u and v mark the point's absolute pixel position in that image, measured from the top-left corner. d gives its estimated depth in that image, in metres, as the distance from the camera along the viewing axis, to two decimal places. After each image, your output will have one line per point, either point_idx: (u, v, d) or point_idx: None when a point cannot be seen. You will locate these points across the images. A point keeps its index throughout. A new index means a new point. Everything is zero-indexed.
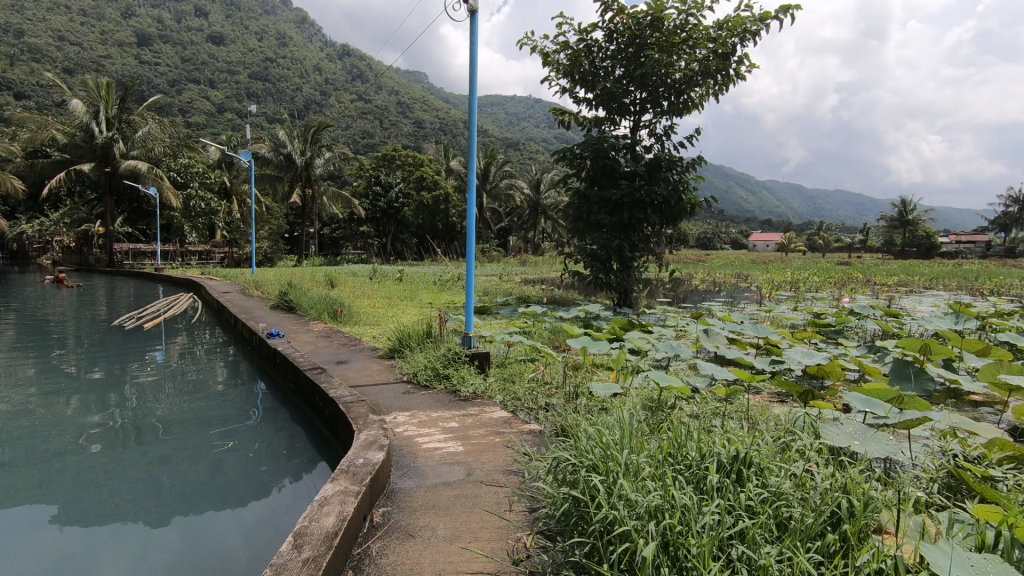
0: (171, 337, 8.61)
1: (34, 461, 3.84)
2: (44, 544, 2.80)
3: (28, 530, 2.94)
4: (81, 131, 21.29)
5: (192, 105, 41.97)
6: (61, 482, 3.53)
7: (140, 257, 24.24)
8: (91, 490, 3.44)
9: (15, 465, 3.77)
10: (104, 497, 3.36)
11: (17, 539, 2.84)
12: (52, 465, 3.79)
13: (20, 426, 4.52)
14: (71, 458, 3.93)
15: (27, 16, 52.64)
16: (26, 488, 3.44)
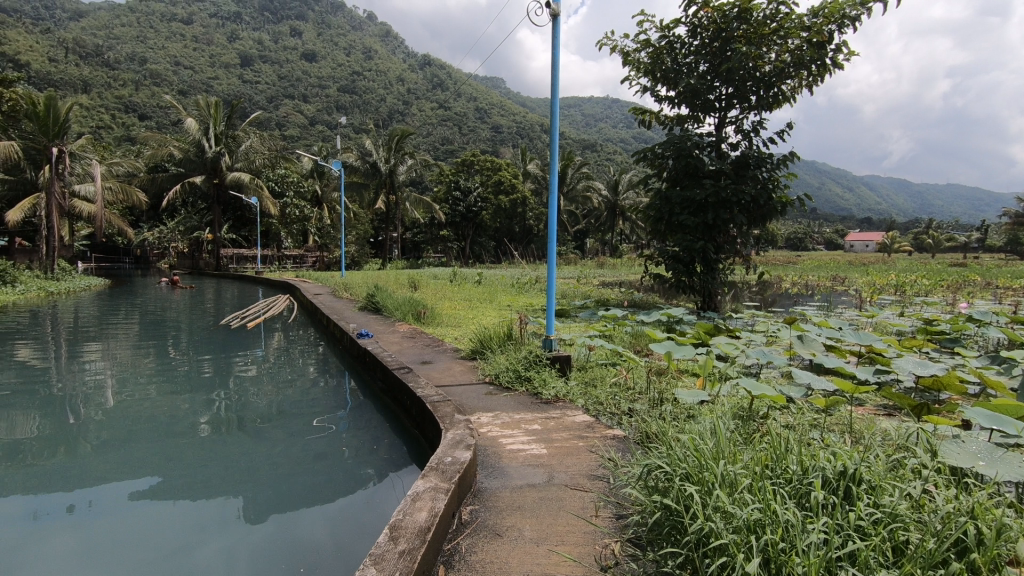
0: (270, 337, 9.27)
1: (152, 448, 4.28)
2: (160, 526, 3.09)
3: (148, 511, 3.26)
4: (193, 147, 23.48)
5: (288, 119, 45.08)
6: (175, 469, 3.89)
7: (242, 261, 26.32)
8: (201, 477, 3.77)
9: (137, 451, 4.22)
10: (211, 484, 3.68)
11: (137, 520, 3.15)
12: (168, 453, 4.20)
13: (141, 416, 5.04)
14: (182, 446, 4.34)
15: (149, 46, 58.81)
16: (147, 473, 3.84)
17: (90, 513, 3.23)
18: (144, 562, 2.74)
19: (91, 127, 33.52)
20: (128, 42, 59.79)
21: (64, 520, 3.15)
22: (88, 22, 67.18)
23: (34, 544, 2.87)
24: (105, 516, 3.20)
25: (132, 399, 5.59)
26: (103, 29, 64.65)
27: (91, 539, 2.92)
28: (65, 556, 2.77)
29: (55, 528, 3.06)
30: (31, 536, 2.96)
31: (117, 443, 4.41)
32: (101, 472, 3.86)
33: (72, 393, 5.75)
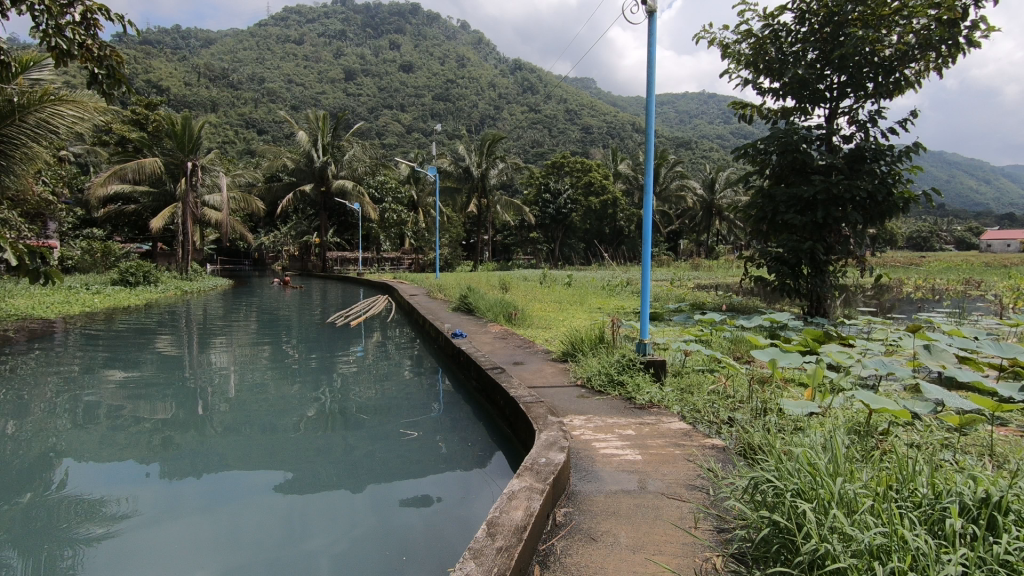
0: (370, 334, 9.81)
1: (267, 435, 4.67)
2: (272, 508, 3.37)
3: (262, 495, 3.56)
4: (304, 157, 25.38)
5: (387, 128, 47.50)
6: (286, 456, 4.23)
7: (346, 263, 28.04)
8: (309, 464, 4.07)
9: (254, 437, 4.63)
10: (316, 471, 3.96)
11: (254, 502, 3.45)
12: (279, 440, 4.57)
13: (258, 405, 5.52)
14: (292, 434, 4.70)
15: (267, 67, 64.43)
16: (262, 457, 4.20)
17: (214, 493, 3.58)
18: (259, 540, 2.99)
19: (218, 142, 37.25)
20: (250, 64, 65.92)
21: (194, 498, 3.51)
22: (217, 48, 74.89)
23: (169, 520, 3.23)
24: (227, 496, 3.53)
25: (249, 389, 6.14)
26: (229, 54, 71.78)
27: (214, 518, 3.23)
28: (193, 531, 3.09)
29: (186, 506, 3.42)
30: (166, 512, 3.33)
31: (237, 429, 4.86)
32: (224, 455, 4.27)
33: (201, 382, 6.42)
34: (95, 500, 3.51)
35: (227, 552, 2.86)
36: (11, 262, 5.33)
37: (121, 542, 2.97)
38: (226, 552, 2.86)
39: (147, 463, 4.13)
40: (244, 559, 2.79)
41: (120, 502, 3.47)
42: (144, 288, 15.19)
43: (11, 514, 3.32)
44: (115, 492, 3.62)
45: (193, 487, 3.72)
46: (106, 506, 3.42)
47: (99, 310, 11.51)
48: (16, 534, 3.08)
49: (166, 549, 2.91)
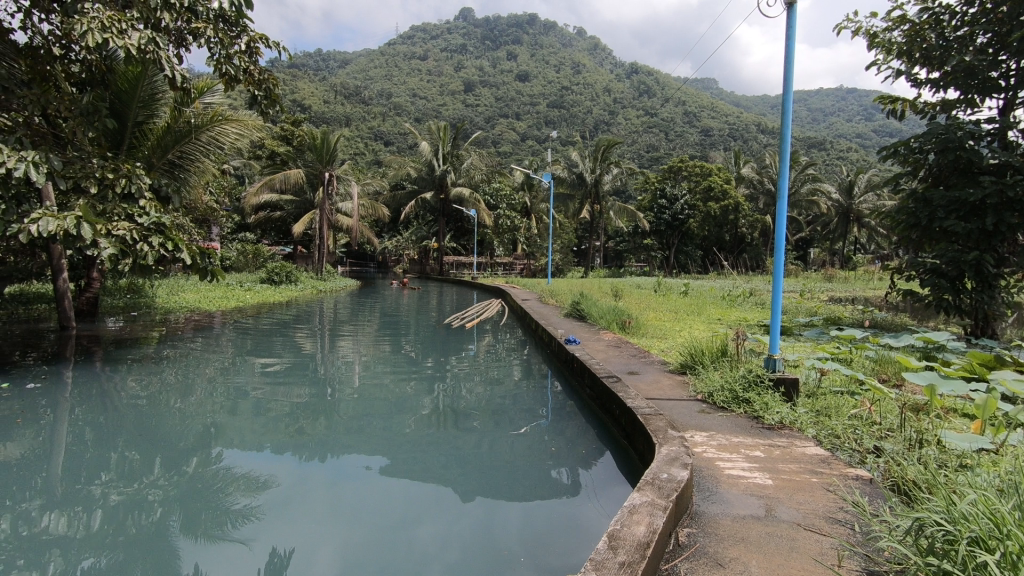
0: (482, 337, 10.11)
1: (383, 427, 5.00)
2: (388, 499, 3.60)
3: (378, 483, 3.82)
4: (426, 167, 26.81)
5: (503, 136, 48.83)
6: (399, 448, 4.50)
7: (461, 267, 29.16)
8: (420, 458, 4.29)
9: (373, 428, 4.97)
10: (428, 465, 4.15)
11: (371, 492, 3.69)
12: (393, 432, 4.87)
13: (378, 399, 5.92)
14: (405, 427, 4.99)
15: (395, 83, 69.17)
16: (379, 448, 4.51)
17: (337, 480, 3.88)
18: (374, 530, 3.19)
19: (350, 154, 40.54)
20: (379, 81, 71.35)
21: (319, 484, 3.83)
22: (351, 68, 82.05)
23: (298, 503, 3.56)
24: (348, 484, 3.81)
25: (370, 384, 6.56)
26: (362, 72, 78.11)
27: (337, 505, 3.50)
28: (319, 517, 3.37)
29: (313, 490, 3.74)
30: (296, 495, 3.67)
31: (358, 420, 5.24)
32: (347, 443, 4.62)
33: (330, 376, 6.96)
34: (239, 477, 3.96)
35: (348, 540, 3.08)
36: (187, 263, 6.15)
37: (259, 523, 3.31)
38: (347, 541, 3.09)
39: (281, 445, 4.58)
40: (361, 551, 2.98)
41: (260, 482, 3.89)
42: (286, 287, 16.84)
43: (179, 483, 3.88)
44: (257, 471, 4.06)
45: (320, 471, 4.07)
46: (248, 485, 3.85)
47: (249, 305, 12.94)
48: (179, 504, 3.57)
49: (296, 533, 3.21)
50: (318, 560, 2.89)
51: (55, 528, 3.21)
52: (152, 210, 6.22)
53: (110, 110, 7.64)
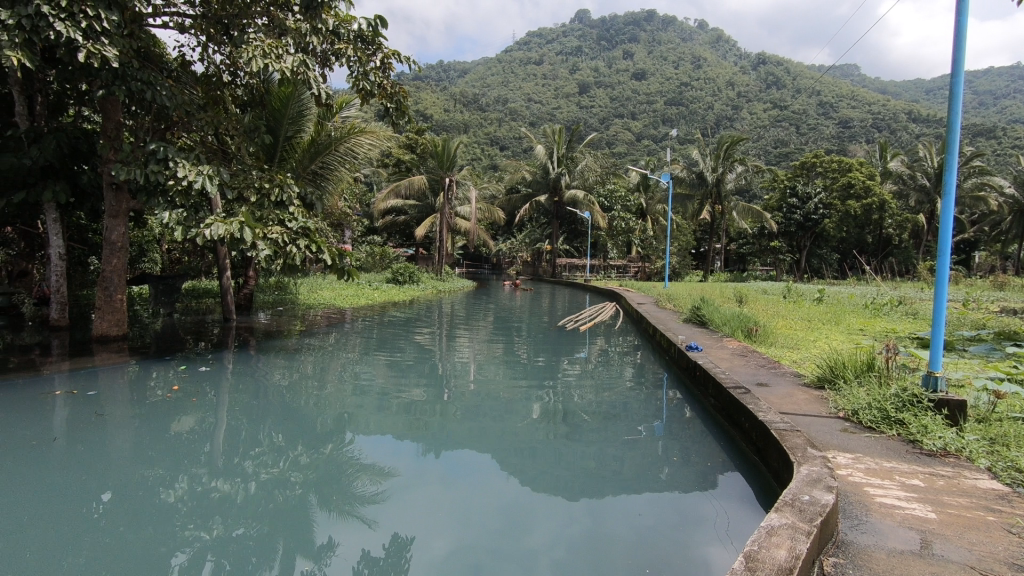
0: (595, 340, 10.01)
1: (495, 424, 5.16)
2: (500, 495, 3.71)
3: (490, 478, 3.96)
4: (541, 169, 27.16)
5: (617, 136, 48.10)
6: (510, 445, 4.61)
7: (574, 270, 29.12)
8: (530, 457, 4.36)
9: (485, 424, 5.15)
10: (537, 464, 4.22)
11: (481, 486, 3.83)
12: (504, 430, 4.99)
13: (493, 397, 6.09)
14: (516, 426, 5.10)
15: (511, 89, 70.90)
16: (490, 444, 4.65)
17: (450, 473, 4.05)
18: (487, 524, 3.30)
19: (468, 159, 42.14)
20: (496, 88, 73.57)
21: (435, 476, 4.03)
22: (469, 77, 85.47)
23: (417, 490, 3.79)
24: (459, 478, 3.96)
25: (484, 383, 6.76)
26: (480, 80, 81.19)
27: (451, 498, 3.65)
28: (435, 506, 3.55)
29: (428, 481, 3.94)
30: (414, 485, 3.87)
31: (472, 416, 5.43)
32: (460, 437, 4.82)
33: (447, 372, 7.28)
34: (365, 463, 4.26)
35: (462, 531, 3.22)
36: (328, 264, 6.76)
37: (381, 508, 3.54)
38: (461, 531, 3.23)
39: (402, 436, 4.87)
40: (474, 542, 3.10)
41: (383, 469, 4.16)
42: (409, 287, 17.92)
43: (317, 462, 4.30)
44: (381, 458, 4.36)
45: (435, 463, 4.27)
46: (372, 470, 4.13)
47: (376, 303, 13.92)
48: (315, 482, 3.92)
49: (415, 520, 3.39)
50: (434, 548, 3.04)
51: (219, 494, 3.67)
52: (299, 216, 6.91)
53: (265, 126, 8.59)
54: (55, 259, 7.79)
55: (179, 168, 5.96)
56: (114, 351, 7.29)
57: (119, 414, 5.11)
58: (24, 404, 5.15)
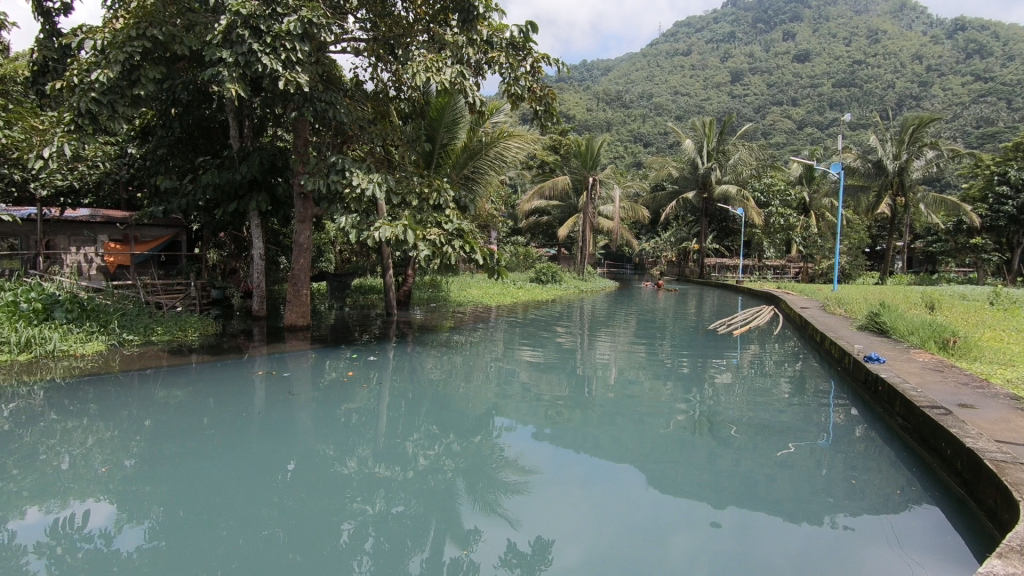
0: (750, 346, 9.32)
1: (638, 428, 5.04)
2: (640, 501, 3.63)
3: (629, 484, 3.88)
4: (689, 165, 25.96)
5: (775, 126, 44.30)
6: (651, 450, 4.49)
7: (724, 270, 27.36)
8: (673, 463, 4.21)
9: (628, 427, 5.06)
10: (679, 473, 4.04)
11: (619, 490, 3.77)
12: (644, 435, 4.86)
13: (635, 400, 5.96)
14: (661, 431, 4.93)
15: (657, 84, 68.74)
16: (631, 448, 4.55)
17: (588, 475, 4.02)
18: (627, 531, 3.24)
19: (611, 157, 41.71)
20: (642, 84, 72.00)
21: (573, 477, 4.02)
22: (613, 75, 84.86)
23: (557, 487, 3.84)
24: (598, 481, 3.91)
25: (625, 385, 6.63)
26: (624, 77, 79.96)
27: (590, 500, 3.64)
28: (573, 506, 3.57)
29: (567, 481, 3.95)
30: (555, 484, 3.91)
31: (613, 418, 5.36)
32: (600, 439, 4.77)
33: (588, 373, 7.25)
34: (509, 457, 4.39)
35: (601, 535, 3.20)
36: (479, 264, 7.10)
37: (524, 503, 3.63)
38: (600, 535, 3.21)
39: (542, 433, 4.95)
40: (615, 548, 3.07)
41: (524, 464, 4.25)
42: (552, 286, 18.19)
43: (466, 451, 4.55)
44: (523, 454, 4.46)
45: (575, 464, 4.27)
46: (516, 464, 4.25)
47: (520, 302, 14.32)
48: (463, 472, 4.13)
49: (557, 519, 3.41)
50: (575, 551, 3.05)
51: (382, 472, 4.06)
52: (454, 218, 7.34)
53: (424, 136, 9.26)
54: (256, 259, 9.15)
55: (354, 177, 6.68)
56: (299, 338, 8.39)
57: (303, 394, 5.85)
58: (234, 382, 6.12)
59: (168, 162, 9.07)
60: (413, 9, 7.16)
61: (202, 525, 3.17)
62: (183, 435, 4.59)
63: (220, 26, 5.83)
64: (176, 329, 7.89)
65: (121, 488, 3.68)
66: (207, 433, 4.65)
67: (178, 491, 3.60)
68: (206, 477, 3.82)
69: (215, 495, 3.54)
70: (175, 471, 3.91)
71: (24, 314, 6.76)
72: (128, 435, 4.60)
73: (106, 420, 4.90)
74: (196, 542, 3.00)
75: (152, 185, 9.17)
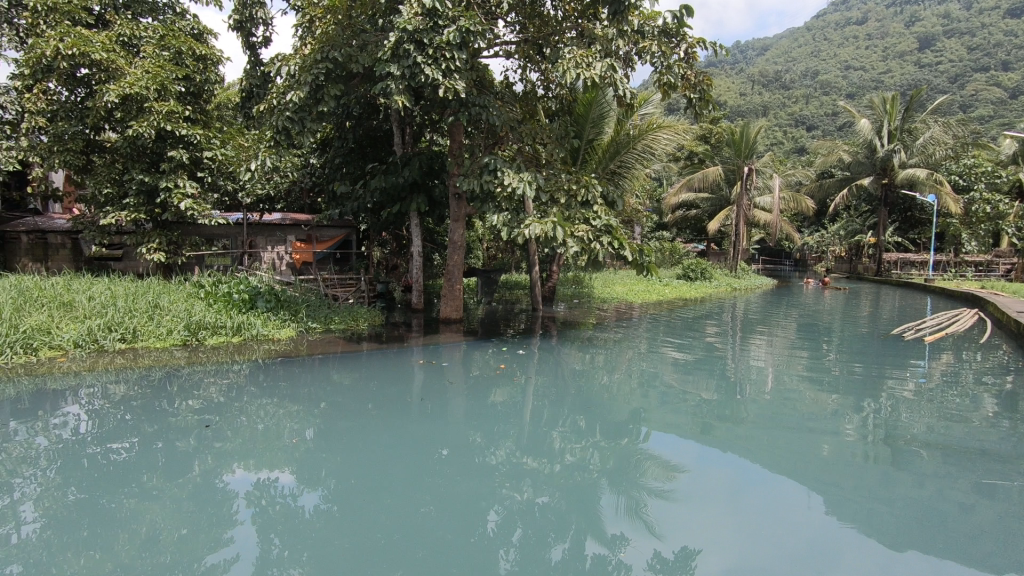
0: (945, 354, 8.03)
1: (799, 438, 4.62)
2: (799, 519, 3.32)
3: (786, 499, 3.57)
4: (864, 148, 23.06)
5: (979, 96, 37.56)
6: (812, 463, 4.09)
7: (908, 267, 23.85)
8: (839, 479, 3.81)
9: (787, 436, 4.67)
10: (846, 491, 3.64)
11: (774, 505, 3.49)
12: (805, 446, 4.43)
13: (797, 407, 5.48)
14: (828, 444, 4.45)
15: (825, 61, 62.04)
16: (789, 459, 4.19)
17: (739, 484, 3.75)
18: (785, 551, 2.99)
19: (769, 144, 38.47)
20: (805, 63, 65.40)
21: (722, 485, 3.78)
22: (771, 55, 78.23)
23: (707, 495, 3.64)
24: (750, 492, 3.64)
25: (783, 392, 6.11)
26: (784, 56, 73.44)
27: None
28: None
29: (715, 489, 3.72)
30: (702, 490, 3.71)
31: (771, 425, 4.96)
32: (752, 448, 4.45)
33: (742, 376, 6.80)
34: (654, 459, 4.25)
35: (755, 552, 2.98)
36: (628, 260, 7.03)
37: (670, 506, 3.51)
38: (753, 550, 3.00)
39: (689, 436, 4.77)
40: (770, 568, 2.84)
41: (670, 467, 4.10)
42: (701, 284, 17.30)
43: (610, 449, 4.50)
44: (669, 457, 4.29)
45: (725, 471, 4.02)
46: (661, 468, 4.10)
47: (667, 299, 13.82)
48: (606, 470, 4.09)
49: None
50: (726, 564, 2.87)
51: (528, 463, 4.18)
52: (602, 214, 7.29)
53: (571, 133, 9.32)
54: (416, 256, 9.92)
55: (505, 177, 6.92)
56: (454, 330, 8.95)
57: (456, 383, 6.21)
58: (396, 368, 6.70)
59: (343, 169, 10.19)
60: (562, 7, 7.23)
61: (369, 496, 3.52)
62: (354, 414, 5.14)
63: (389, 42, 6.35)
64: (350, 319, 8.82)
65: (305, 455, 4.22)
66: (372, 414, 5.14)
67: (349, 463, 4.04)
68: (372, 452, 4.23)
69: (379, 470, 3.91)
70: (347, 445, 4.39)
71: (236, 303, 8.06)
72: (310, 411, 5.27)
73: (294, 396, 5.65)
74: (364, 510, 3.35)
75: (331, 191, 10.36)
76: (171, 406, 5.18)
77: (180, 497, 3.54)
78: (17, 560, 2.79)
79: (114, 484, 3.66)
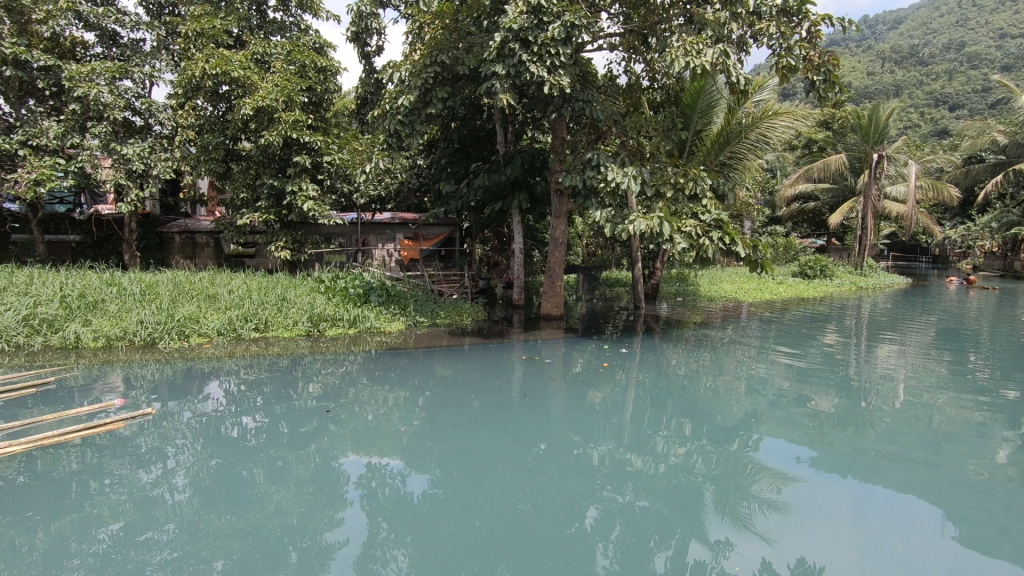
0: None
1: (937, 457, 4.14)
2: (935, 545, 2.98)
3: (918, 521, 3.21)
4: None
5: None
6: (953, 487, 3.64)
7: None
8: (986, 509, 3.36)
9: (923, 454, 4.19)
10: (995, 522, 3.20)
11: (905, 527, 3.15)
12: (943, 467, 3.95)
13: (936, 423, 4.89)
14: (973, 467, 3.94)
15: (975, 30, 54.64)
16: (925, 480, 3.75)
17: (861, 501, 3.43)
18: None
19: (903, 127, 34.59)
20: (949, 33, 58.01)
21: (842, 502, 3.46)
22: (906, 27, 70.29)
23: (823, 509, 3.37)
24: (876, 512, 3.31)
25: (918, 404, 5.49)
26: (923, 28, 65.63)
27: (865, 530, 3.12)
28: (842, 533, 3.10)
29: (834, 506, 3.42)
30: (820, 506, 3.42)
31: (903, 441, 4.48)
32: (879, 464, 4.05)
33: (869, 385, 6.20)
34: (765, 468, 4.00)
35: None
36: (740, 257, 6.65)
37: (782, 518, 3.28)
38: None
39: (804, 446, 4.43)
40: None
41: (783, 478, 3.83)
42: (820, 282, 15.99)
43: (716, 454, 4.30)
44: (781, 467, 4.02)
45: (846, 486, 3.70)
46: (773, 477, 3.84)
47: (781, 299, 12.91)
48: (713, 476, 3.90)
49: (824, 547, 2.98)
50: None
51: (629, 463, 4.08)
52: (712, 208, 6.94)
53: (678, 124, 8.96)
54: (517, 252, 10.05)
55: (609, 172, 6.81)
56: (554, 327, 8.96)
57: (556, 380, 6.23)
58: (498, 363, 6.84)
59: (448, 169, 10.54)
60: None
61: (471, 485, 3.61)
62: (457, 405, 5.31)
63: (495, 43, 6.45)
64: (454, 314, 9.12)
65: (412, 442, 4.42)
66: (475, 406, 5.28)
67: (453, 452, 4.16)
68: (474, 443, 4.33)
69: (481, 461, 4.00)
70: (451, 435, 4.54)
71: (352, 298, 8.64)
72: (418, 401, 5.51)
73: (403, 386, 5.95)
74: (466, 499, 3.44)
75: (437, 190, 10.77)
76: (296, 391, 5.65)
77: (303, 474, 3.84)
78: (171, 520, 3.18)
79: (248, 458, 4.06)
